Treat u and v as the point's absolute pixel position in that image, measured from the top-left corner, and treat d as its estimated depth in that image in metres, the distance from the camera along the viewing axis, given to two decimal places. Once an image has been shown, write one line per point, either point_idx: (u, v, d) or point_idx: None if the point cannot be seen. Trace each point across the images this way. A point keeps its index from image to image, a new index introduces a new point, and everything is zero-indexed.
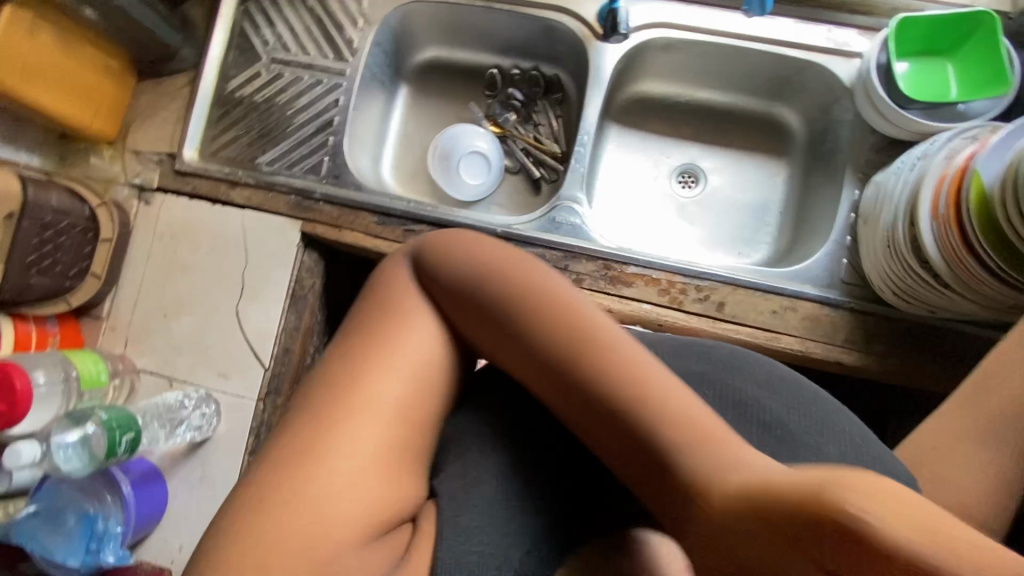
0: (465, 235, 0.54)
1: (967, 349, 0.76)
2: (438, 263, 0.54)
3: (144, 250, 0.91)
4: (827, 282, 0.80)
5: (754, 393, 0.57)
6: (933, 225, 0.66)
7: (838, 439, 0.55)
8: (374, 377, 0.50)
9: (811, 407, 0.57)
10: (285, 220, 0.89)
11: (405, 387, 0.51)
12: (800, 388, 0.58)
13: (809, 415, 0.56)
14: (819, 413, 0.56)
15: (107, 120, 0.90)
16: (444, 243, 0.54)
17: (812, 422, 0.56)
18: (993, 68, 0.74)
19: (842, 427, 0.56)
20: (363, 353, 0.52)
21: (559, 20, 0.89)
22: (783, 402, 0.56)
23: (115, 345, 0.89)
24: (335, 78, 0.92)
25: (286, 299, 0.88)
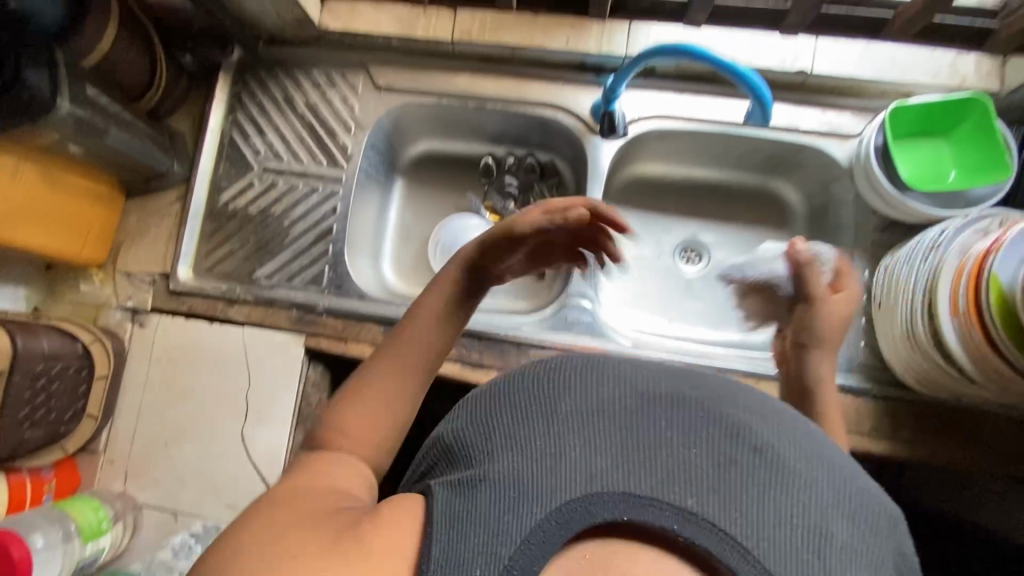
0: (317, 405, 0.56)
1: (992, 428, 0.76)
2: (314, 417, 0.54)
3: (141, 376, 0.88)
4: (847, 367, 0.79)
5: (741, 419, 0.42)
6: (954, 322, 0.65)
7: (832, 471, 0.40)
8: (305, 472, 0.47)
9: (806, 439, 0.42)
10: (288, 336, 0.86)
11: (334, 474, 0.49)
12: (778, 419, 0.44)
13: (803, 444, 0.41)
14: (814, 444, 0.42)
15: (96, 245, 0.88)
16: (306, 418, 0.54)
17: (799, 453, 0.41)
18: (989, 152, 0.74)
19: (830, 466, 0.42)
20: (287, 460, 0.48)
21: (554, 117, 0.88)
22: (774, 428, 0.42)
23: (114, 481, 0.85)
24: (330, 185, 0.90)
25: (294, 418, 0.85)
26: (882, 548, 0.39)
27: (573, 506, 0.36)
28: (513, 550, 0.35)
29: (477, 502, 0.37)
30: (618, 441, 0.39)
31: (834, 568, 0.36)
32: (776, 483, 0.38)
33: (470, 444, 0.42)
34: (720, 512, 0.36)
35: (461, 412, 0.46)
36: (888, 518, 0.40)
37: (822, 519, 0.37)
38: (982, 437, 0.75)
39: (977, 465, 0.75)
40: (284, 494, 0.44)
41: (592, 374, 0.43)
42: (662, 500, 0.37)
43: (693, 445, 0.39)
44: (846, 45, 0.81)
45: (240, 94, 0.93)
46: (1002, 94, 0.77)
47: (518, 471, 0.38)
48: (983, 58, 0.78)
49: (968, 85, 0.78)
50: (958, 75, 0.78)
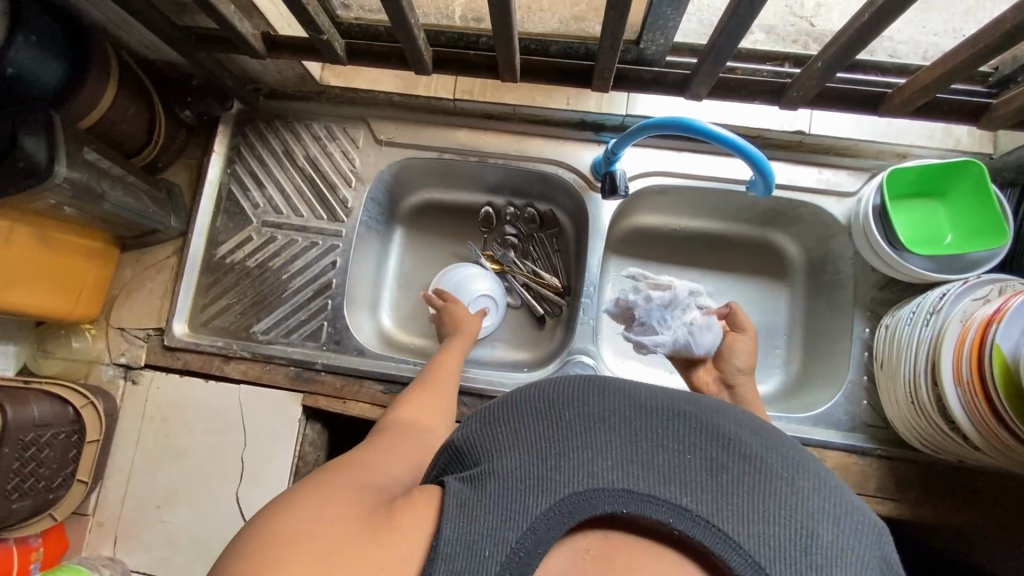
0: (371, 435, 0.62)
1: (997, 489, 0.75)
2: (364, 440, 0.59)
3: (132, 435, 0.85)
4: (850, 426, 0.79)
5: (735, 430, 0.46)
6: (958, 390, 0.65)
7: (818, 483, 0.43)
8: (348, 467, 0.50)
9: (791, 453, 0.46)
10: (285, 394, 0.84)
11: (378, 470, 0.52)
12: (774, 434, 0.48)
13: (787, 456, 0.45)
14: (798, 457, 0.46)
15: (89, 301, 0.86)
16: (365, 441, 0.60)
17: (788, 459, 0.45)
18: (986, 217, 0.74)
19: (819, 471, 0.45)
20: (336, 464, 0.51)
21: (556, 173, 0.88)
22: (763, 442, 0.46)
23: (103, 545, 0.83)
24: (330, 239, 0.90)
25: (290, 479, 0.83)
26: (869, 551, 0.40)
27: (577, 498, 0.40)
28: (525, 536, 0.38)
29: (489, 495, 0.40)
30: (619, 444, 0.43)
31: (821, 564, 0.38)
32: (768, 484, 0.42)
33: (479, 445, 0.45)
34: (708, 506, 0.40)
35: (473, 420, 0.49)
36: (874, 529, 0.43)
37: (806, 522, 0.40)
38: (987, 499, 0.75)
39: (982, 528, 0.75)
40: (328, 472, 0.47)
41: (595, 389, 0.48)
42: (658, 495, 0.41)
43: (685, 451, 0.43)
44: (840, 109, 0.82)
45: (240, 147, 0.93)
46: (996, 157, 0.78)
47: (528, 467, 0.41)
48: None
49: (962, 147, 0.79)
50: (952, 137, 0.80)
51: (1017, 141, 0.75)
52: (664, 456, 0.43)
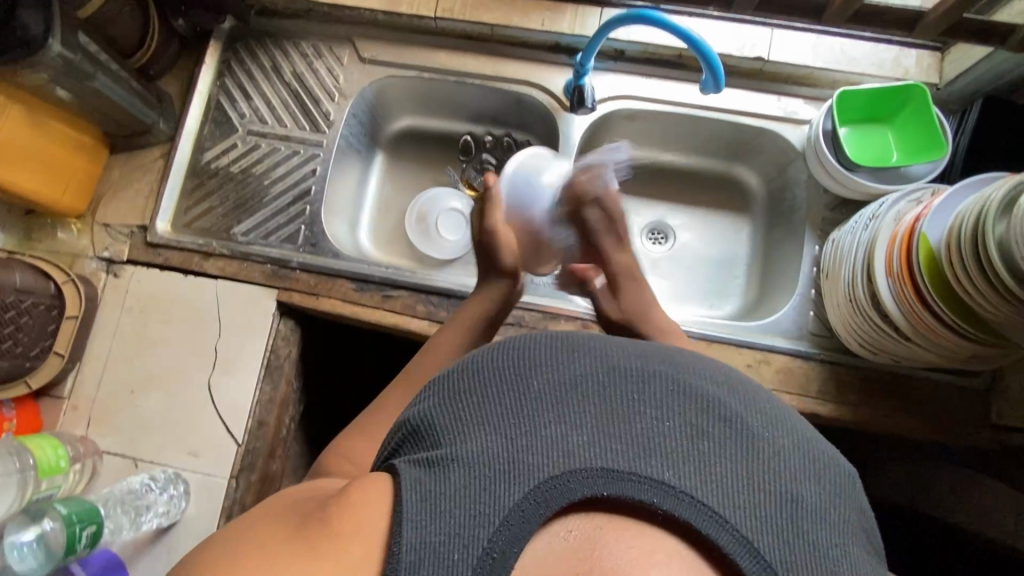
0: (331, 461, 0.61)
1: (930, 395, 0.80)
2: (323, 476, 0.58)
3: (112, 324, 0.89)
4: (797, 335, 0.83)
5: (709, 389, 0.43)
6: (890, 283, 0.69)
7: (796, 439, 0.42)
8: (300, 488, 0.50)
9: (764, 406, 0.44)
10: (261, 289, 0.88)
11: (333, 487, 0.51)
12: (747, 388, 0.46)
13: (765, 412, 0.43)
14: (778, 414, 0.44)
15: (76, 195, 0.90)
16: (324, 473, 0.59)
17: (766, 416, 0.43)
18: (928, 134, 0.79)
19: (792, 423, 0.44)
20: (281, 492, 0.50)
21: (529, 94, 0.93)
22: (741, 400, 0.43)
23: (77, 425, 0.86)
24: (311, 149, 0.94)
25: (261, 369, 0.86)
26: (848, 511, 0.40)
27: (552, 483, 0.37)
28: (498, 530, 0.36)
29: (454, 484, 0.37)
30: (594, 417, 0.40)
31: (806, 529, 0.37)
32: (750, 451, 0.39)
33: (441, 425, 0.42)
34: (691, 479, 0.38)
35: (430, 396, 0.46)
36: (849, 479, 0.42)
37: (791, 485, 0.38)
38: (920, 403, 0.80)
39: (915, 431, 0.79)
40: (274, 503, 0.45)
41: (565, 353, 0.45)
42: (640, 472, 0.38)
43: (664, 418, 0.41)
44: (799, 35, 0.86)
45: (230, 62, 0.97)
46: (941, 86, 0.83)
47: (496, 448, 0.39)
48: (925, 52, 0.84)
49: (910, 76, 0.84)
50: (901, 68, 0.84)
51: (959, 69, 0.80)
52: (642, 425, 0.40)
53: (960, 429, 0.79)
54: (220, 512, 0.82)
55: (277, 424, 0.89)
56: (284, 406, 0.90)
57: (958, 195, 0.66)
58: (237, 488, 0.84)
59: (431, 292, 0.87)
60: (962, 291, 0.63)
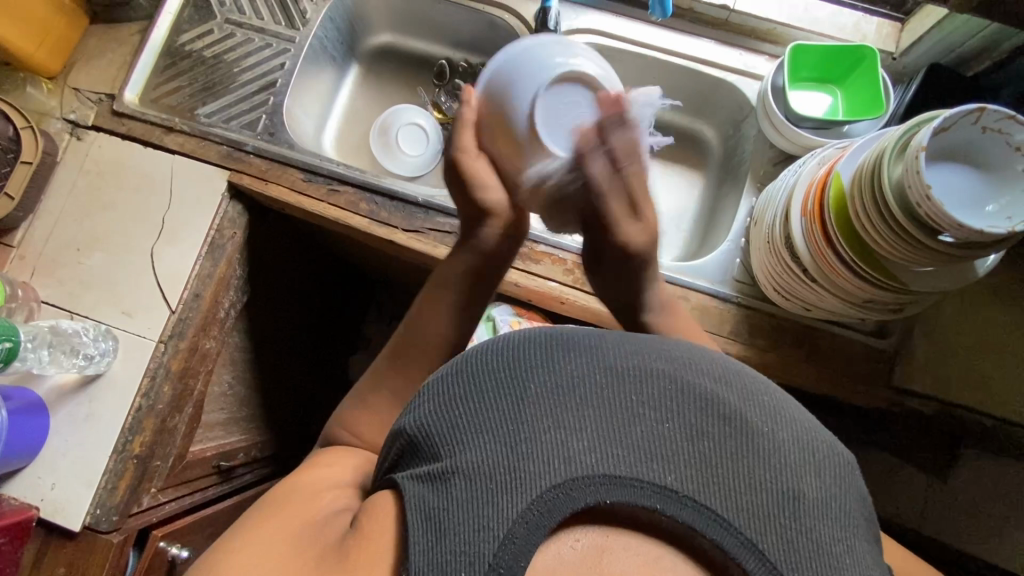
0: (326, 454, 0.61)
1: (838, 352, 0.82)
2: (317, 462, 0.59)
3: (68, 184, 0.92)
4: (721, 279, 0.85)
5: (709, 387, 0.46)
6: (802, 222, 0.71)
7: (795, 432, 0.45)
8: (303, 489, 0.53)
9: (764, 398, 0.46)
10: (214, 169, 0.91)
11: (335, 490, 0.53)
12: (749, 380, 0.48)
13: (764, 405, 0.46)
14: (776, 404, 0.46)
15: (50, 55, 0.92)
16: (320, 460, 0.59)
17: (766, 411, 0.45)
18: (872, 94, 0.81)
19: (792, 415, 0.46)
20: (281, 496, 0.52)
21: (501, 18, 0.95)
22: (740, 394, 0.46)
23: (22, 273, 0.89)
24: (284, 43, 0.96)
25: (203, 244, 0.89)
26: (847, 500, 0.44)
27: (555, 494, 0.40)
28: (503, 543, 0.39)
29: (457, 496, 0.41)
30: (593, 422, 0.43)
31: (807, 526, 0.41)
32: (747, 455, 0.42)
33: (439, 434, 0.45)
34: (694, 485, 0.41)
35: (425, 402, 0.48)
36: (847, 467, 0.46)
37: (791, 484, 0.42)
38: (827, 357, 0.82)
39: (818, 384, 0.82)
40: (288, 523, 0.48)
41: (560, 352, 0.47)
42: (642, 478, 0.41)
43: (664, 419, 0.43)
44: None
45: None
46: (896, 55, 0.85)
47: (498, 457, 0.41)
48: (886, 22, 0.86)
49: (867, 42, 0.86)
50: (860, 33, 0.86)
51: (914, 38, 0.82)
52: (642, 427, 0.43)
53: (859, 387, 0.81)
54: (144, 370, 0.85)
55: (214, 302, 0.93)
56: (222, 286, 0.93)
57: (874, 139, 0.67)
58: (164, 352, 0.87)
59: (376, 192, 0.89)
60: (863, 229, 0.64)
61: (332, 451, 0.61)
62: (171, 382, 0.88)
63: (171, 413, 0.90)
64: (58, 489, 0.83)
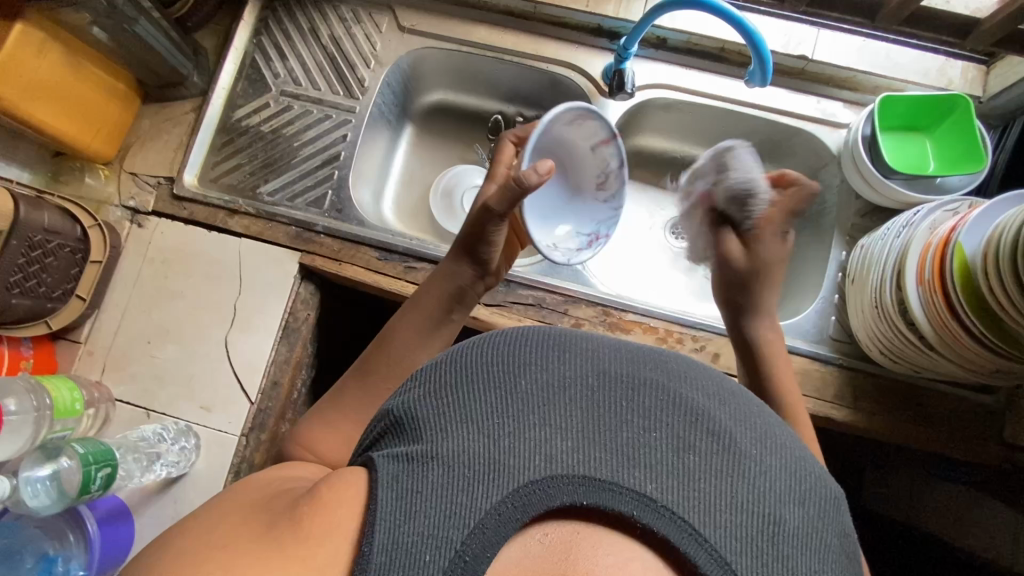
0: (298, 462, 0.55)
1: (947, 410, 0.80)
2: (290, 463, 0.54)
3: (133, 274, 0.88)
4: (816, 338, 0.83)
5: (703, 402, 0.43)
6: (919, 290, 0.69)
7: (786, 460, 0.41)
8: (270, 478, 0.48)
9: (757, 420, 0.43)
10: (284, 251, 0.88)
11: (301, 480, 0.48)
12: (746, 400, 0.45)
13: (756, 427, 0.43)
14: (770, 430, 0.43)
15: (106, 142, 0.89)
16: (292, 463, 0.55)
17: (757, 433, 0.42)
18: (969, 145, 0.79)
19: (785, 442, 0.43)
20: (244, 483, 0.47)
21: (566, 75, 0.93)
22: (733, 414, 0.43)
23: (92, 372, 0.85)
24: (344, 114, 0.94)
25: (278, 330, 0.86)
26: (831, 537, 0.39)
27: (532, 488, 0.37)
28: (472, 533, 0.35)
29: (432, 483, 0.36)
30: (579, 420, 0.40)
31: (783, 553, 0.37)
32: (729, 467, 0.39)
33: (423, 419, 0.41)
34: (673, 495, 0.37)
35: (415, 385, 0.44)
36: (833, 503, 0.41)
37: (775, 508, 0.38)
38: (935, 416, 0.80)
39: (930, 445, 0.79)
40: (245, 496, 0.44)
41: (556, 351, 0.44)
42: (620, 483, 0.37)
43: (651, 429, 0.40)
44: (843, 38, 0.86)
45: (268, 21, 0.97)
46: (984, 99, 0.82)
47: (478, 448, 0.38)
48: (970, 65, 0.84)
49: (954, 87, 0.84)
50: (946, 78, 0.84)
51: (1005, 83, 0.79)
52: (627, 434, 0.40)
53: (971, 444, 0.79)
54: (228, 468, 0.82)
55: (290, 387, 0.89)
56: (297, 370, 0.90)
57: (998, 207, 0.65)
58: (247, 447, 0.84)
59: None
60: (995, 303, 0.61)
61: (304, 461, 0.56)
62: None
63: None
64: None
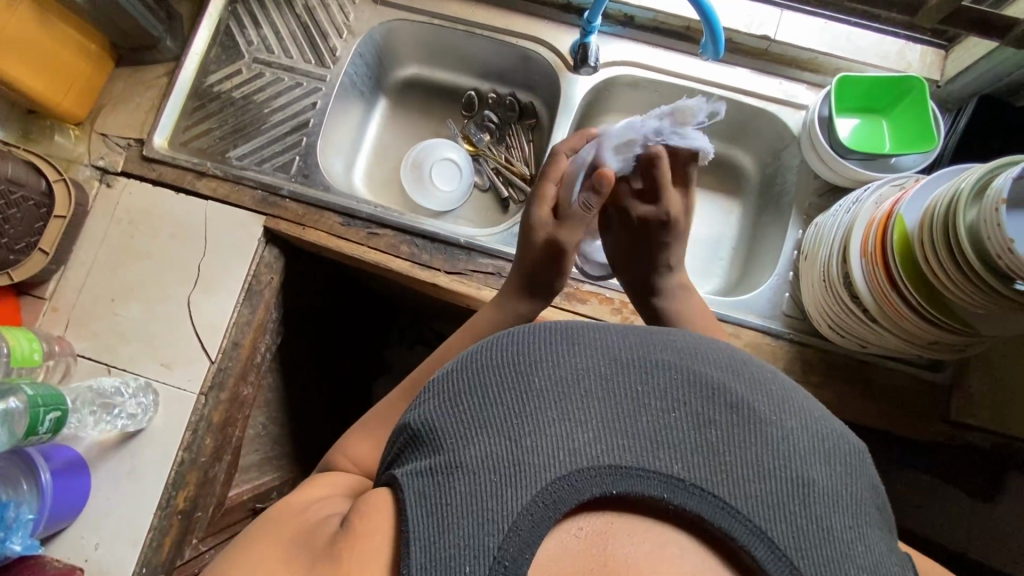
0: (327, 477, 0.58)
1: (895, 387, 0.81)
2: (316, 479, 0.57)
3: (99, 232, 0.89)
4: (770, 314, 0.85)
5: (716, 377, 0.43)
6: (862, 263, 0.70)
7: (804, 419, 0.42)
8: (298, 504, 0.50)
9: (771, 385, 0.44)
10: (249, 215, 0.89)
11: (333, 501, 0.51)
12: (755, 367, 0.45)
13: (771, 393, 0.43)
14: (784, 393, 0.43)
15: (77, 102, 0.91)
16: (322, 479, 0.57)
17: (773, 399, 0.42)
18: (923, 125, 0.80)
19: (799, 403, 0.43)
20: (273, 512, 0.49)
21: (535, 50, 0.94)
22: (748, 383, 0.43)
23: (55, 327, 0.86)
24: (315, 82, 0.95)
25: (241, 291, 0.87)
26: (859, 488, 0.40)
27: (561, 485, 0.37)
28: (507, 535, 0.36)
29: (459, 492, 0.37)
30: (597, 413, 0.40)
31: (818, 513, 0.37)
32: (752, 444, 0.39)
33: (442, 428, 0.41)
34: (700, 474, 0.38)
35: (430, 396, 0.45)
36: (858, 456, 0.42)
37: (802, 470, 0.39)
38: (883, 393, 0.81)
39: (876, 421, 0.81)
40: (280, 528, 0.45)
41: (564, 341, 0.44)
42: (647, 468, 0.38)
43: (670, 411, 0.41)
44: (805, 20, 0.87)
45: None
46: (941, 83, 0.84)
47: (502, 450, 0.38)
48: (929, 49, 0.86)
49: (912, 70, 0.85)
50: (904, 61, 0.86)
51: (960, 68, 0.81)
52: (647, 420, 0.40)
53: (917, 421, 0.81)
54: (186, 424, 0.83)
55: (252, 349, 0.90)
56: (260, 333, 0.91)
57: (938, 181, 0.66)
58: (205, 404, 0.85)
59: (416, 234, 0.87)
60: (931, 273, 0.63)
61: (332, 474, 0.58)
62: (212, 434, 0.86)
63: (213, 464, 0.88)
64: (103, 550, 0.80)
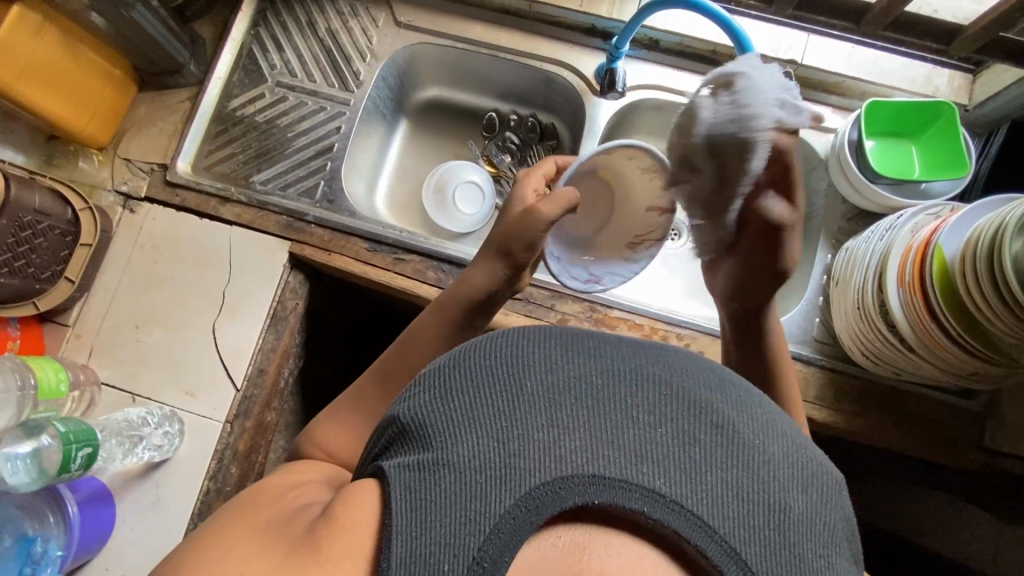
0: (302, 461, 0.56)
1: (928, 414, 0.81)
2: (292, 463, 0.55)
3: (123, 259, 0.89)
4: (800, 339, 0.84)
5: (704, 394, 0.42)
6: (899, 291, 0.69)
7: (785, 445, 0.41)
8: (279, 487, 0.48)
9: (757, 408, 0.43)
10: (274, 240, 0.88)
11: (315, 488, 0.49)
12: (743, 389, 0.44)
13: (757, 417, 0.42)
14: (769, 418, 0.42)
15: (100, 127, 0.90)
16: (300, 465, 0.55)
17: (757, 422, 0.41)
18: (953, 152, 0.80)
19: (783, 429, 0.42)
20: (253, 493, 0.47)
21: (559, 74, 0.94)
22: (734, 404, 0.42)
23: (79, 355, 0.86)
24: (338, 106, 0.95)
25: (266, 318, 0.87)
26: (833, 518, 0.39)
27: (545, 491, 0.36)
28: (488, 537, 0.34)
29: (443, 490, 0.36)
30: (586, 420, 0.39)
31: (789, 538, 0.36)
32: (738, 461, 0.38)
33: (432, 423, 0.39)
34: (681, 489, 0.37)
35: (420, 390, 0.43)
36: (835, 486, 0.41)
37: (779, 495, 0.37)
38: (916, 420, 0.80)
39: (909, 448, 0.80)
40: (259, 512, 0.44)
41: (559, 349, 0.43)
42: (630, 480, 0.37)
43: (658, 424, 0.39)
44: (832, 44, 0.87)
45: (265, 13, 0.98)
46: (969, 107, 0.84)
47: (490, 454, 0.37)
48: (957, 73, 0.86)
49: (940, 95, 0.85)
50: (931, 86, 0.86)
51: (989, 92, 0.81)
52: (634, 430, 0.39)
53: (952, 449, 0.80)
54: (211, 453, 0.82)
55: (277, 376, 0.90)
56: (284, 359, 0.90)
57: (979, 211, 0.65)
58: (231, 433, 0.84)
59: (442, 259, 0.87)
60: (972, 305, 0.62)
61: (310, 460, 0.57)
62: (238, 462, 0.85)
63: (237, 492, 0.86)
64: None
